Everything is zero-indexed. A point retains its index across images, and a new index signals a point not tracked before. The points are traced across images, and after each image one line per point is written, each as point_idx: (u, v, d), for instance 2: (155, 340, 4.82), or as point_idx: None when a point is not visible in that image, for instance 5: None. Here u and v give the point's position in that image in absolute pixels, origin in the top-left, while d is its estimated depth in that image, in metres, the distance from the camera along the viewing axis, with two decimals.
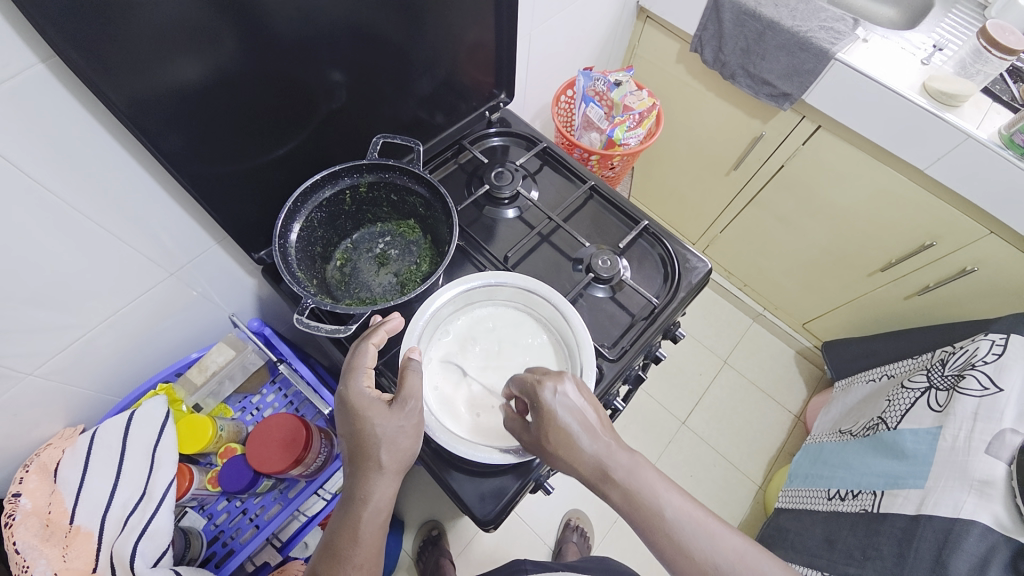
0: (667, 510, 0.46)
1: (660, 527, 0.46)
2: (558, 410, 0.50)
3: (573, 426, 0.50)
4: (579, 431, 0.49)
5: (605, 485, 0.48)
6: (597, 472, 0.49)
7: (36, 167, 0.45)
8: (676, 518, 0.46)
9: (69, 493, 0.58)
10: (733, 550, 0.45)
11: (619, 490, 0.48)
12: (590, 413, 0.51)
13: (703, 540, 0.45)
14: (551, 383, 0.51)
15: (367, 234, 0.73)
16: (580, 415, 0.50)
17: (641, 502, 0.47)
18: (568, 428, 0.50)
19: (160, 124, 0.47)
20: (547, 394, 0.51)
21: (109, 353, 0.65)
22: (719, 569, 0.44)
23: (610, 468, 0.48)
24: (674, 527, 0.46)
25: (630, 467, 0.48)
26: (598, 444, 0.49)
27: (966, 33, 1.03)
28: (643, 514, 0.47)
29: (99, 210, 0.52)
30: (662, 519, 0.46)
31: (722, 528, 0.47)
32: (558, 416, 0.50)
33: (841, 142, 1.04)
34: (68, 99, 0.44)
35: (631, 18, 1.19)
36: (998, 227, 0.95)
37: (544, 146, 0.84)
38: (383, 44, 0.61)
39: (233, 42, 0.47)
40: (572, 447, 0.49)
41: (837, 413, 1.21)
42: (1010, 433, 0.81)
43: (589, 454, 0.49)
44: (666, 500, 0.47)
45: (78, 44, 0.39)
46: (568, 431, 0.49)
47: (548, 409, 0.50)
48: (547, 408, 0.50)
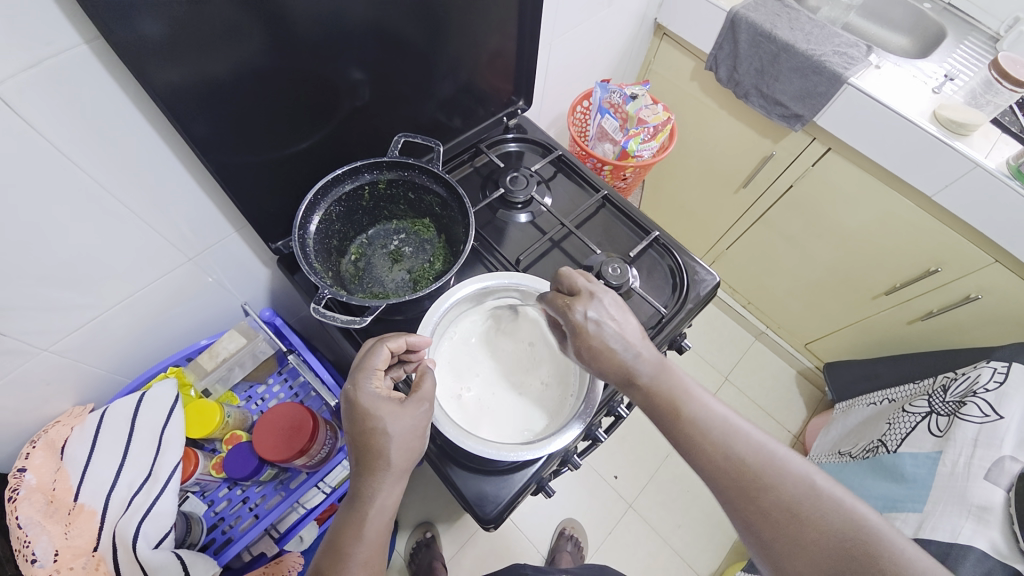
0: (686, 409, 0.51)
1: (677, 423, 0.50)
2: (589, 329, 0.53)
3: (606, 343, 0.53)
4: (614, 346, 0.53)
5: (630, 388, 0.53)
6: (624, 379, 0.53)
7: (70, 146, 0.46)
8: (694, 416, 0.50)
9: (76, 470, 0.59)
10: (746, 441, 0.48)
11: (641, 392, 0.53)
12: (623, 328, 0.54)
13: (719, 435, 0.49)
14: (579, 307, 0.54)
15: (383, 230, 0.74)
16: (611, 332, 0.53)
17: (660, 401, 0.52)
18: (598, 343, 0.53)
19: (192, 110, 0.48)
20: (577, 317, 0.54)
21: (123, 334, 0.65)
22: (733, 460, 0.47)
23: (637, 375, 0.53)
24: (693, 423, 0.50)
25: (654, 373, 0.53)
26: (628, 354, 0.53)
27: (977, 64, 1.05)
28: (662, 410, 0.51)
29: (125, 192, 0.53)
30: (682, 417, 0.50)
31: (739, 423, 0.50)
32: (589, 335, 0.54)
33: (850, 165, 1.06)
34: (106, 81, 0.45)
35: (648, 35, 1.22)
36: (1003, 256, 0.96)
37: (559, 154, 0.85)
38: (409, 47, 0.62)
39: (262, 39, 0.49)
40: (602, 359, 0.54)
41: (837, 434, 1.21)
42: (1010, 460, 0.81)
43: (619, 364, 0.53)
44: (686, 401, 0.51)
45: (122, 30, 0.40)
46: (600, 346, 0.53)
47: (579, 330, 0.54)
48: (579, 328, 0.54)
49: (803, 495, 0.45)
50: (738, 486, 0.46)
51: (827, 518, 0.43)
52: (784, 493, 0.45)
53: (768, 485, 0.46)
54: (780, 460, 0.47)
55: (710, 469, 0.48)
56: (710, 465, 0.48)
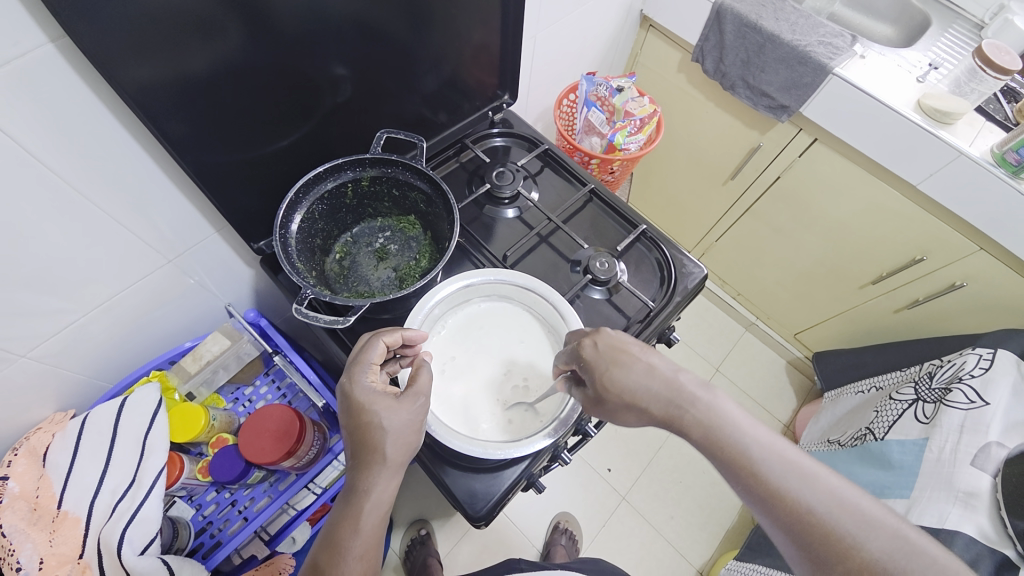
0: (752, 450, 0.44)
1: (743, 467, 0.44)
2: (602, 360, 0.51)
3: (635, 369, 0.49)
4: (643, 372, 0.49)
5: (684, 428, 0.47)
6: (672, 412, 0.48)
7: (41, 147, 0.45)
8: (764, 458, 0.44)
9: (58, 478, 0.58)
10: (831, 490, 0.42)
11: (698, 429, 0.46)
12: (648, 357, 0.50)
13: (798, 482, 0.42)
14: (587, 339, 0.53)
15: (367, 228, 0.73)
16: (637, 358, 0.50)
17: (723, 441, 0.45)
18: (625, 373, 0.49)
19: (166, 109, 0.47)
20: (589, 348, 0.52)
21: (103, 338, 0.64)
22: (815, 514, 0.41)
23: (687, 405, 0.47)
24: (760, 467, 0.43)
25: (708, 403, 0.47)
26: (663, 381, 0.49)
27: (961, 53, 1.06)
28: (727, 454, 0.45)
29: (100, 193, 0.52)
30: (749, 460, 0.44)
31: (818, 468, 0.43)
32: (609, 362, 0.50)
33: (837, 156, 1.06)
34: (75, 80, 0.44)
35: (634, 26, 1.21)
36: (988, 244, 0.97)
37: (545, 148, 0.85)
38: (390, 41, 0.61)
39: (238, 35, 0.48)
40: (637, 390, 0.49)
41: (827, 422, 1.22)
42: (996, 446, 0.83)
43: (658, 393, 0.48)
44: (751, 439, 0.45)
45: (88, 29, 0.39)
46: (628, 375, 0.49)
47: (596, 361, 0.51)
48: (591, 362, 0.51)
49: (894, 555, 0.38)
50: (822, 543, 0.40)
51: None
52: (873, 551, 0.39)
53: (856, 539, 0.39)
54: (865, 511, 0.41)
55: (787, 522, 0.42)
56: (785, 517, 0.42)
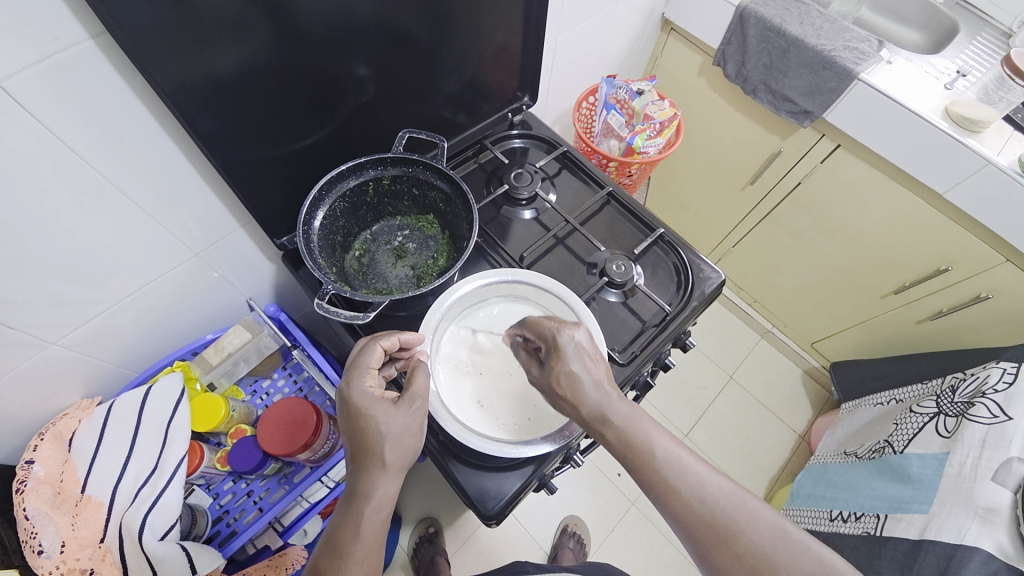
0: (657, 450, 0.47)
1: (648, 465, 0.46)
2: (571, 353, 0.53)
3: (580, 372, 0.51)
4: (585, 377, 0.51)
5: (602, 426, 0.49)
6: (595, 415, 0.49)
7: (77, 141, 0.47)
8: (665, 457, 0.46)
9: (83, 463, 0.60)
10: (718, 486, 0.45)
11: (615, 432, 0.48)
12: (595, 363, 0.53)
13: (691, 477, 0.46)
14: (567, 329, 0.55)
15: (386, 226, 0.74)
16: (586, 360, 0.52)
17: (635, 445, 0.47)
18: (574, 370, 0.51)
19: (198, 106, 0.49)
20: (563, 338, 0.54)
21: (130, 328, 0.66)
22: (705, 505, 0.44)
23: (608, 414, 0.49)
24: (663, 465, 0.46)
25: (628, 414, 0.49)
26: (600, 392, 0.50)
27: (990, 60, 1.04)
28: (635, 453, 0.47)
29: (132, 187, 0.54)
30: (654, 458, 0.46)
31: (708, 466, 0.47)
32: (568, 358, 0.52)
33: (859, 162, 1.04)
34: (112, 76, 0.45)
35: (656, 30, 1.20)
36: (1015, 255, 0.94)
37: (564, 150, 0.85)
38: (414, 42, 0.62)
39: (268, 35, 0.49)
40: (577, 391, 0.50)
41: (843, 434, 1.20)
42: (1017, 462, 0.80)
43: (591, 400, 0.50)
44: (657, 440, 0.47)
45: (130, 26, 0.40)
46: (574, 375, 0.51)
47: (561, 349, 0.53)
48: (562, 350, 0.53)
49: (770, 541, 0.43)
50: (708, 532, 0.44)
51: (798, 561, 0.42)
52: (754, 537, 0.43)
53: (738, 529, 0.43)
54: (748, 504, 0.45)
55: (679, 514, 0.45)
56: (681, 511, 0.45)
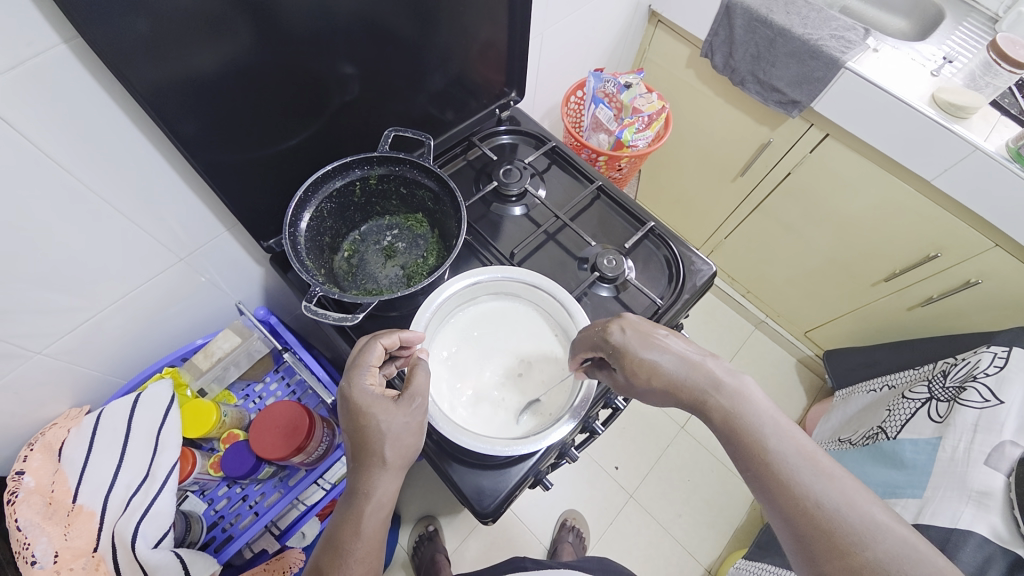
0: (770, 442, 0.44)
1: (759, 455, 0.44)
2: (633, 344, 0.52)
3: (657, 356, 0.51)
4: (666, 360, 0.50)
5: (707, 412, 0.48)
6: (697, 396, 0.49)
7: (54, 147, 0.46)
8: (780, 451, 0.44)
9: (73, 472, 0.60)
10: (842, 492, 0.41)
11: (720, 413, 0.47)
12: (671, 343, 0.52)
13: (809, 477, 0.42)
14: (615, 324, 0.54)
15: (375, 226, 0.73)
16: (659, 345, 0.51)
17: (744, 432, 0.46)
18: (649, 357, 0.51)
19: (178, 109, 0.48)
20: (618, 336, 0.53)
21: (117, 336, 0.65)
22: (822, 509, 0.41)
23: (714, 390, 0.48)
24: (777, 457, 0.44)
25: (733, 393, 0.47)
26: (692, 369, 0.50)
27: (976, 46, 1.04)
28: (745, 441, 0.45)
29: (113, 192, 0.53)
30: (765, 450, 0.44)
31: (835, 469, 0.43)
32: (635, 349, 0.51)
33: (848, 150, 1.04)
34: (88, 80, 0.44)
35: (643, 22, 1.20)
36: (1003, 240, 0.95)
37: (553, 145, 0.84)
38: (398, 40, 0.61)
39: (248, 34, 0.48)
40: (661, 376, 0.50)
41: (837, 421, 1.21)
42: (1010, 446, 0.81)
43: (682, 380, 0.49)
44: (773, 432, 0.45)
45: (104, 27, 0.39)
46: (652, 361, 0.50)
47: (623, 346, 0.52)
48: (622, 346, 0.52)
49: (896, 560, 0.38)
50: (821, 538, 0.40)
51: None
52: (877, 552, 0.38)
53: (859, 539, 0.39)
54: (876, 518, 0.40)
55: (790, 513, 0.42)
56: (792, 510, 0.42)
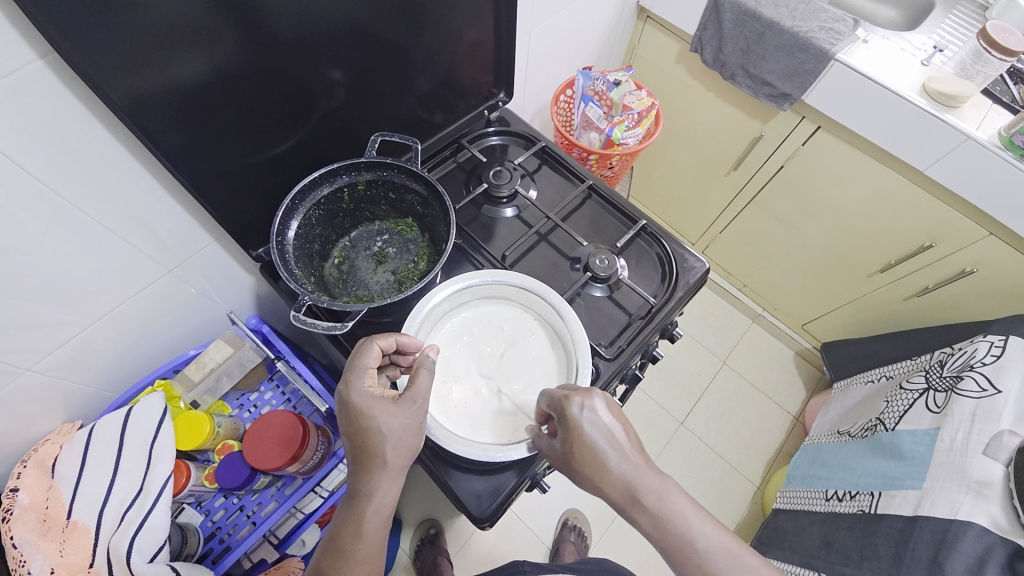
0: (698, 540, 0.45)
1: (689, 557, 0.45)
2: (584, 426, 0.51)
3: (603, 445, 0.50)
4: (608, 451, 0.50)
5: (633, 509, 0.48)
6: (624, 494, 0.49)
7: (34, 162, 0.45)
8: (708, 549, 0.45)
9: (67, 489, 0.59)
10: None
11: (647, 514, 0.47)
12: (620, 433, 0.51)
13: (738, 574, 0.44)
14: (578, 398, 0.52)
15: (365, 232, 0.73)
16: (607, 433, 0.51)
17: (672, 531, 0.46)
18: (596, 444, 0.50)
19: (160, 122, 0.47)
20: (574, 409, 0.51)
21: (108, 350, 0.65)
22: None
23: (638, 492, 0.48)
24: (707, 559, 0.44)
25: (660, 492, 0.48)
26: (626, 464, 0.49)
27: (966, 34, 1.03)
28: (672, 542, 0.46)
29: (98, 206, 0.52)
30: (694, 550, 0.45)
31: (758, 561, 0.45)
32: (585, 432, 0.50)
33: (840, 142, 1.04)
34: (67, 96, 0.44)
35: (631, 18, 1.19)
36: (997, 229, 0.95)
37: (543, 146, 0.84)
38: (383, 43, 0.61)
39: (232, 43, 0.48)
40: (599, 465, 0.49)
41: (836, 413, 1.21)
42: (1008, 435, 0.81)
43: (617, 474, 0.49)
44: (697, 527, 0.46)
45: (78, 42, 0.39)
46: (596, 449, 0.50)
47: (576, 424, 0.51)
48: (576, 424, 0.51)
49: None
50: None
51: None
52: None
53: None
54: None
55: None
56: None
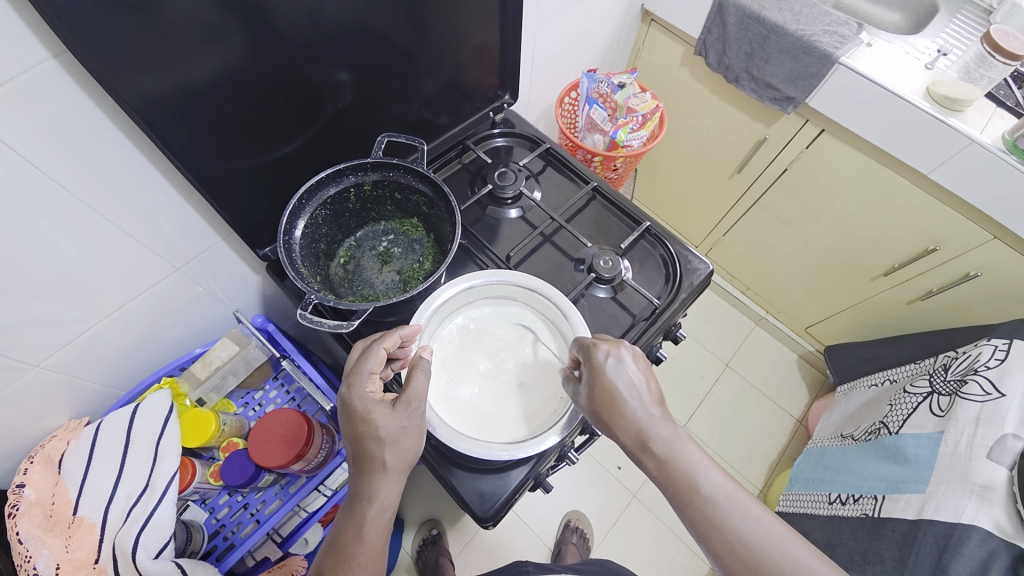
0: (704, 487, 0.46)
1: (693, 501, 0.46)
2: (608, 370, 0.52)
3: (623, 391, 0.51)
4: (629, 396, 0.51)
5: (643, 453, 0.50)
6: (637, 439, 0.50)
7: (47, 161, 0.46)
8: (713, 496, 0.46)
9: (73, 484, 0.60)
10: (768, 534, 0.44)
11: (655, 459, 0.49)
12: (642, 382, 0.52)
13: (738, 523, 0.44)
14: (605, 346, 0.53)
15: (370, 232, 0.73)
16: (629, 379, 0.52)
17: (678, 477, 0.47)
18: (616, 389, 0.51)
19: (170, 122, 0.48)
20: (599, 356, 0.53)
21: (115, 347, 0.66)
22: (749, 551, 0.43)
23: (649, 439, 0.49)
24: (709, 504, 0.45)
25: (670, 440, 0.49)
26: (643, 412, 0.51)
27: (971, 37, 1.03)
28: (678, 487, 0.47)
29: (108, 205, 0.53)
30: (698, 495, 0.46)
31: (762, 511, 0.45)
32: (606, 377, 0.52)
33: (843, 146, 1.04)
34: (79, 96, 0.45)
35: (636, 22, 1.20)
36: (1002, 232, 0.95)
37: (547, 147, 0.84)
38: (390, 45, 0.62)
39: (242, 44, 0.48)
40: (617, 410, 0.51)
41: (839, 417, 1.21)
42: (1012, 438, 0.81)
43: (632, 420, 0.50)
44: (703, 477, 0.47)
45: (90, 41, 0.39)
46: (615, 394, 0.51)
47: (598, 369, 0.52)
48: (600, 369, 0.52)
49: None
50: None
51: None
52: None
53: None
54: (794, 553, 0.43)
55: (720, 556, 0.44)
56: (722, 553, 0.44)
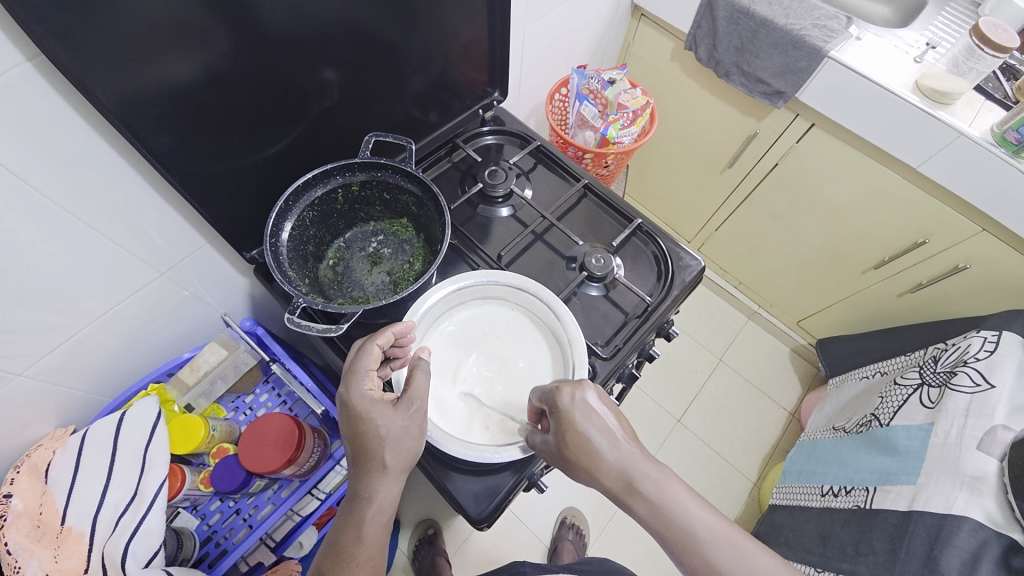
0: (698, 529, 0.44)
1: (689, 547, 0.44)
2: (576, 416, 0.50)
3: (594, 434, 0.49)
4: (602, 440, 0.49)
5: (632, 498, 0.47)
6: (621, 484, 0.48)
7: (22, 166, 0.45)
8: (708, 537, 0.44)
9: (60, 494, 0.58)
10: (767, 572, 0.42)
11: (645, 503, 0.46)
12: (612, 422, 0.51)
13: (739, 566, 0.43)
14: (568, 389, 0.52)
15: (360, 233, 0.72)
16: (599, 422, 0.50)
17: (670, 520, 0.45)
18: (588, 435, 0.50)
19: (152, 124, 0.47)
20: (564, 400, 0.51)
21: (100, 354, 0.64)
22: None
23: (635, 481, 0.47)
24: (705, 546, 0.44)
25: (658, 480, 0.47)
26: (620, 454, 0.49)
27: (959, 30, 1.04)
28: (670, 531, 0.45)
29: (88, 209, 0.52)
30: (692, 538, 0.44)
31: (759, 549, 0.44)
32: (577, 422, 0.50)
33: (833, 140, 1.05)
34: (54, 99, 0.44)
35: (626, 17, 1.19)
36: (990, 225, 0.95)
37: (538, 145, 0.84)
38: (376, 42, 0.61)
39: (223, 43, 0.47)
40: (593, 457, 0.49)
41: (831, 409, 1.22)
42: (1002, 429, 0.82)
43: (612, 464, 0.48)
44: (695, 518, 0.45)
45: (64, 42, 0.38)
46: (588, 440, 0.49)
47: (567, 415, 0.51)
48: (567, 416, 0.51)
49: None
50: None
51: None
52: None
53: None
54: None
55: None
56: None
